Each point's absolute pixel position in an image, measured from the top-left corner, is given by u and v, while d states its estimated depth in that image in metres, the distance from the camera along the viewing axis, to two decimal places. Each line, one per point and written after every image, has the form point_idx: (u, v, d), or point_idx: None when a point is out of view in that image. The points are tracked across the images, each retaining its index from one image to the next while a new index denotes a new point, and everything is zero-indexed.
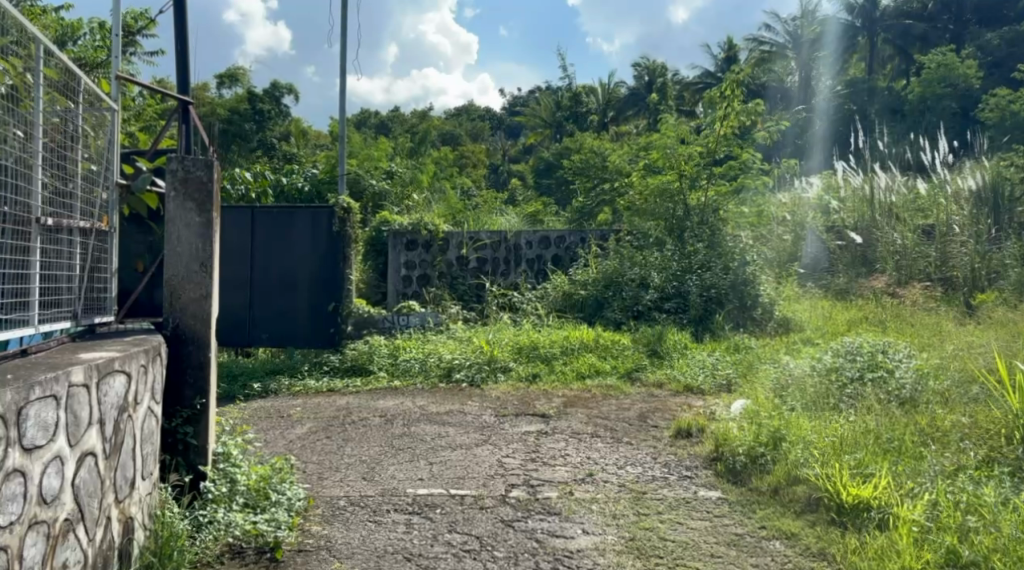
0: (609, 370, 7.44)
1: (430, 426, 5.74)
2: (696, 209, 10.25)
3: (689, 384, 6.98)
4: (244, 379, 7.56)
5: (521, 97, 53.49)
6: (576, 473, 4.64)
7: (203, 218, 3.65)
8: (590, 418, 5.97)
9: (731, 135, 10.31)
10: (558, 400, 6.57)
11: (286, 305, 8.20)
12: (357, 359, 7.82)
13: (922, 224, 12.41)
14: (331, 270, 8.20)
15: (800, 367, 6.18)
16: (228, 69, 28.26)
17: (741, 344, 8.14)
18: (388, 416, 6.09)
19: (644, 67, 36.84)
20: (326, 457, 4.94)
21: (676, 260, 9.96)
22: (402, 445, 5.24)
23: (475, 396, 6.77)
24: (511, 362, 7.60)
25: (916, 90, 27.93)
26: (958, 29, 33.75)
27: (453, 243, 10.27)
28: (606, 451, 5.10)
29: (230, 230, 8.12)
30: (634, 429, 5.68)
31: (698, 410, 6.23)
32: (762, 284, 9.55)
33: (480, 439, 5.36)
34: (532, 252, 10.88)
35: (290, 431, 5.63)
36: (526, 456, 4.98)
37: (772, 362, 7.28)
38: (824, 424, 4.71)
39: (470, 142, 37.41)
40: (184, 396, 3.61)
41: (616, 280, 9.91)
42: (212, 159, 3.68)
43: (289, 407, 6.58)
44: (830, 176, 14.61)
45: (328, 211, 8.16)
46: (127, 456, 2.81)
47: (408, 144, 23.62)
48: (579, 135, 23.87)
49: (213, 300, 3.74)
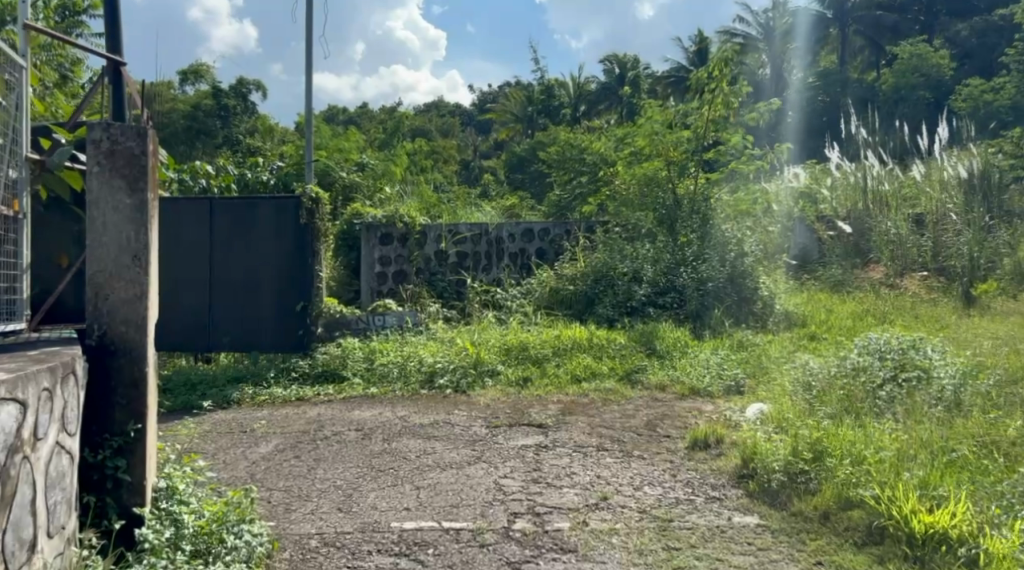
0: (607, 372, 6.79)
1: (413, 440, 5.07)
2: (686, 198, 9.56)
3: (695, 386, 6.37)
4: (204, 388, 6.83)
5: (491, 94, 53.07)
6: (587, 497, 3.98)
7: (134, 200, 2.94)
8: (592, 428, 5.31)
9: (720, 119, 9.73)
10: (555, 407, 5.91)
11: (249, 305, 7.49)
12: (328, 365, 7.11)
13: (913, 213, 11.97)
14: (299, 265, 7.48)
15: (821, 367, 5.57)
16: (191, 65, 27.28)
17: (745, 340, 7.54)
18: (366, 429, 5.40)
19: (616, 61, 36.29)
20: (295, 483, 4.25)
21: (670, 252, 9.35)
22: (383, 465, 4.55)
23: (461, 403, 6.11)
24: (499, 365, 6.94)
25: (888, 81, 27.72)
26: (929, 21, 33.83)
27: (431, 236, 9.59)
28: (617, 469, 4.45)
29: (185, 225, 7.42)
30: (643, 440, 5.03)
31: (710, 416, 5.61)
32: (762, 277, 8.96)
33: (473, 456, 4.69)
34: (515, 245, 10.28)
35: (252, 452, 4.93)
36: (526, 476, 4.32)
37: (784, 361, 6.72)
38: (872, 432, 4.11)
39: (440, 138, 36.64)
40: (113, 421, 2.91)
41: (607, 273, 9.32)
42: (146, 127, 2.97)
43: (253, 420, 5.86)
44: (818, 166, 14.15)
45: (295, 202, 7.46)
46: (23, 512, 2.11)
47: (377, 139, 22.84)
48: (555, 129, 23.38)
49: (151, 302, 3.03)
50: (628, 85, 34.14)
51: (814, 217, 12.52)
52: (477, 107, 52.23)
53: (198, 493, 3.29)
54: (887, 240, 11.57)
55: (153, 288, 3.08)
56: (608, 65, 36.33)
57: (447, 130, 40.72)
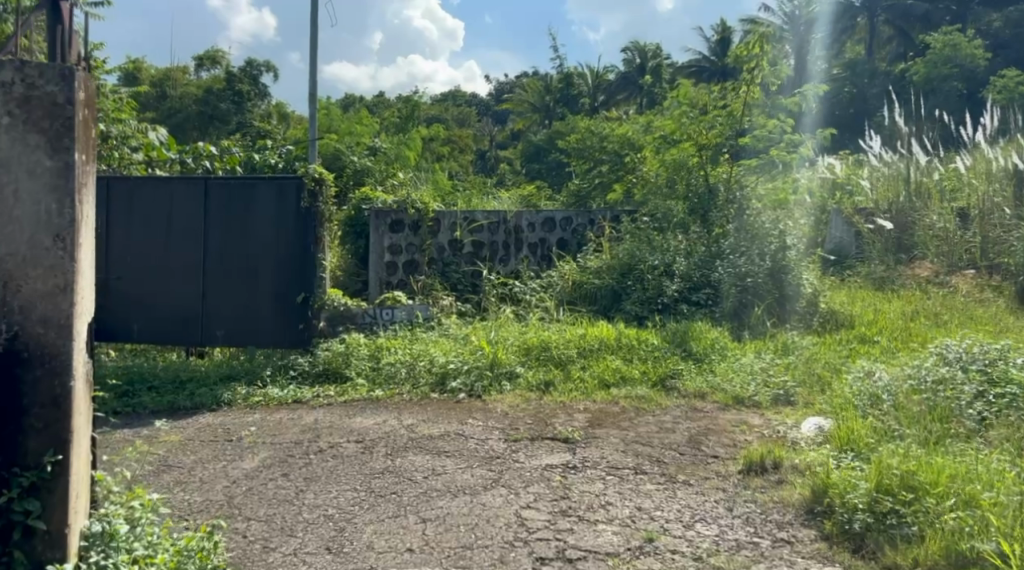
0: (638, 377, 6.06)
1: (421, 457, 4.38)
2: (719, 186, 8.91)
3: (739, 395, 5.65)
4: (193, 387, 6.18)
5: (508, 84, 52.36)
6: (629, 539, 3.28)
7: (55, 161, 2.53)
8: (626, 444, 4.60)
9: (755, 102, 9.07)
10: (581, 419, 5.20)
11: (246, 296, 6.83)
12: (329, 363, 6.41)
13: (958, 207, 11.08)
14: (300, 252, 6.78)
15: (892, 377, 4.83)
16: (207, 50, 26.69)
17: (790, 343, 6.80)
18: (367, 441, 4.71)
19: (637, 50, 35.42)
20: (280, 510, 3.58)
21: (703, 243, 8.61)
22: (385, 489, 3.86)
23: (477, 411, 5.41)
24: (518, 367, 6.24)
25: (919, 71, 26.63)
26: (961, 12, 32.88)
27: (445, 224, 8.90)
28: (661, 500, 3.75)
29: (178, 206, 6.82)
30: (687, 462, 4.32)
31: (761, 432, 4.90)
32: (806, 272, 8.14)
33: (489, 480, 3.98)
34: (536, 235, 9.54)
35: (234, 468, 4.26)
36: (552, 507, 3.63)
37: (838, 369, 5.98)
38: (976, 465, 3.40)
39: (457, 127, 35.88)
40: (27, 452, 2.50)
41: (635, 267, 8.56)
42: (72, 68, 2.55)
43: (241, 427, 5.20)
44: (855, 158, 13.36)
45: (297, 182, 6.75)
46: None
47: (392, 124, 22.18)
48: (574, 119, 22.60)
49: (80, 291, 2.62)
50: (650, 73, 33.27)
51: (853, 210, 11.66)
52: (494, 98, 51.46)
53: (157, 525, 2.86)
54: (933, 235, 10.77)
55: (86, 270, 2.66)
56: (629, 54, 35.50)
57: (463, 121, 39.98)
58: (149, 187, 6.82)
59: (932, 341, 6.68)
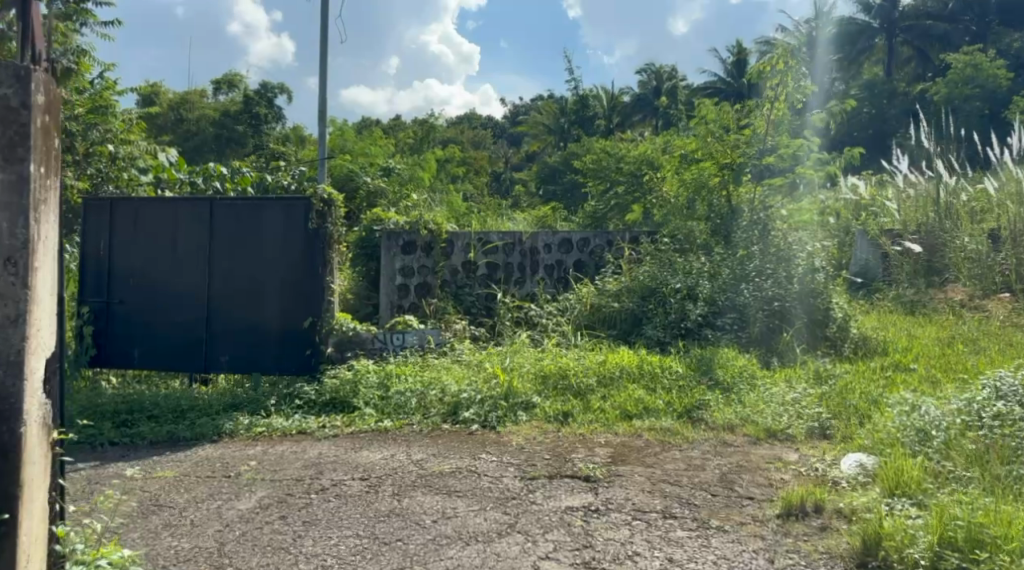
0: (662, 407, 5.70)
1: (430, 497, 4.05)
2: (743, 206, 8.59)
3: (770, 428, 5.29)
4: (194, 416, 5.87)
5: (523, 107, 52.42)
6: None
7: (9, 173, 2.39)
8: (653, 484, 4.24)
9: (781, 120, 8.73)
10: (602, 454, 4.85)
11: (252, 319, 6.55)
12: (336, 392, 6.08)
13: (989, 227, 10.66)
14: (307, 275, 6.48)
15: (941, 410, 4.46)
16: (224, 73, 26.70)
17: (823, 372, 6.43)
18: (372, 479, 4.37)
19: (653, 72, 35.27)
20: (275, 560, 3.26)
21: (727, 265, 8.11)
22: (389, 535, 3.53)
23: (491, 444, 5.08)
24: (534, 396, 5.90)
25: (941, 92, 26.25)
26: (981, 31, 32.43)
27: (459, 245, 8.61)
28: (695, 549, 3.40)
29: (183, 228, 6.56)
30: (721, 505, 3.95)
31: (798, 470, 4.53)
32: (835, 297, 7.79)
33: (504, 525, 3.64)
34: (552, 257, 9.21)
35: (228, 509, 3.93)
36: (575, 559, 3.29)
37: (875, 400, 5.60)
38: None
39: (473, 149, 35.77)
40: None
41: (656, 289, 8.21)
42: (28, 70, 2.42)
43: (240, 460, 4.88)
44: (881, 178, 12.98)
45: (305, 203, 6.46)
46: None
47: (407, 146, 22.05)
48: (589, 140, 22.35)
49: (38, 315, 2.49)
50: (666, 95, 33.07)
51: (879, 232, 11.26)
52: (510, 120, 51.44)
53: None
54: (965, 256, 10.30)
55: (45, 291, 2.53)
56: (644, 76, 35.33)
57: (478, 143, 39.91)
58: (153, 207, 6.56)
59: (978, 371, 6.25)
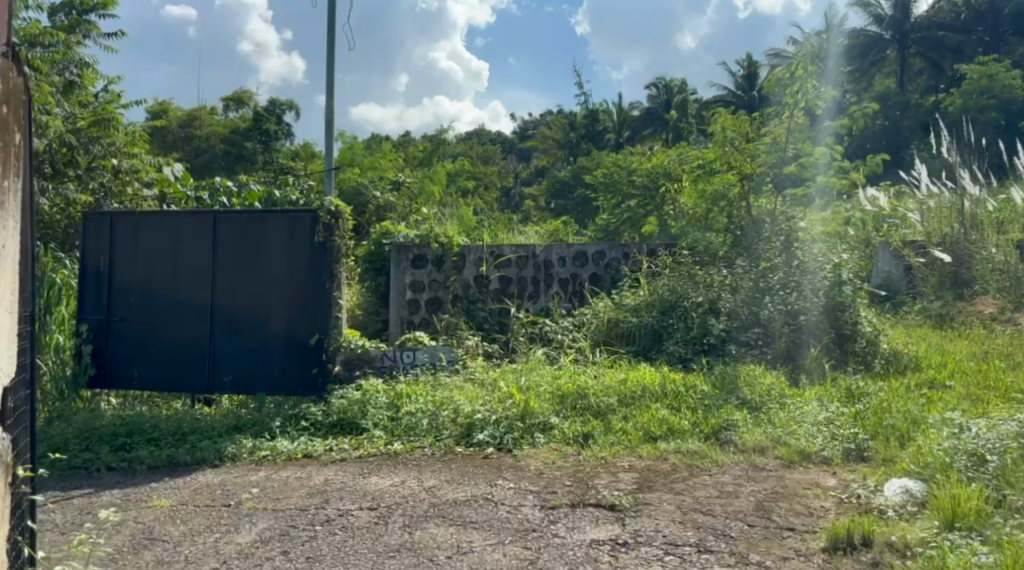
0: (688, 428, 5.38)
1: (444, 529, 3.74)
2: (764, 217, 8.27)
3: (805, 450, 4.97)
4: (196, 439, 5.59)
5: (533, 122, 52.27)
6: None
7: None
8: (684, 514, 3.92)
9: (802, 128, 8.41)
10: (628, 480, 4.52)
11: (256, 336, 6.28)
12: (345, 413, 5.78)
13: (1017, 238, 10.29)
14: (313, 290, 6.21)
15: (994, 432, 4.12)
16: (234, 91, 26.62)
17: (856, 389, 6.08)
18: (382, 509, 4.07)
19: (663, 86, 35.04)
20: None
21: (750, 278, 7.77)
22: None
23: (508, 469, 4.76)
24: (552, 417, 5.59)
25: (955, 102, 25.90)
26: (995, 41, 32.03)
27: (471, 260, 8.33)
28: None
29: (185, 242, 6.30)
30: (760, 538, 3.63)
31: (840, 496, 4.19)
32: (863, 310, 7.45)
33: (524, 562, 3.35)
34: (566, 270, 8.96)
35: (227, 544, 3.64)
36: None
37: (915, 420, 5.25)
38: None
39: (483, 164, 35.60)
40: None
41: (676, 303, 7.89)
42: None
43: (242, 488, 4.59)
44: (902, 190, 12.60)
45: (311, 216, 6.20)
46: None
47: (416, 161, 21.82)
48: (600, 154, 22.06)
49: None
50: (677, 110, 32.82)
51: (902, 244, 10.89)
52: (520, 135, 51.32)
53: None
54: (993, 267, 9.92)
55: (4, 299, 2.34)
56: (654, 90, 35.12)
57: (488, 158, 39.75)
58: (154, 221, 6.31)
59: (1021, 389, 5.89)
